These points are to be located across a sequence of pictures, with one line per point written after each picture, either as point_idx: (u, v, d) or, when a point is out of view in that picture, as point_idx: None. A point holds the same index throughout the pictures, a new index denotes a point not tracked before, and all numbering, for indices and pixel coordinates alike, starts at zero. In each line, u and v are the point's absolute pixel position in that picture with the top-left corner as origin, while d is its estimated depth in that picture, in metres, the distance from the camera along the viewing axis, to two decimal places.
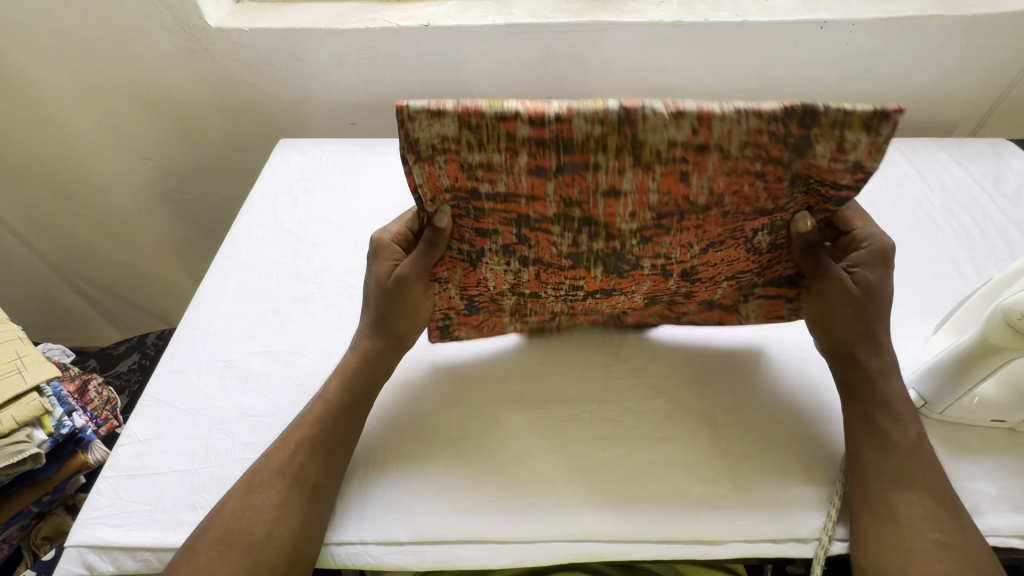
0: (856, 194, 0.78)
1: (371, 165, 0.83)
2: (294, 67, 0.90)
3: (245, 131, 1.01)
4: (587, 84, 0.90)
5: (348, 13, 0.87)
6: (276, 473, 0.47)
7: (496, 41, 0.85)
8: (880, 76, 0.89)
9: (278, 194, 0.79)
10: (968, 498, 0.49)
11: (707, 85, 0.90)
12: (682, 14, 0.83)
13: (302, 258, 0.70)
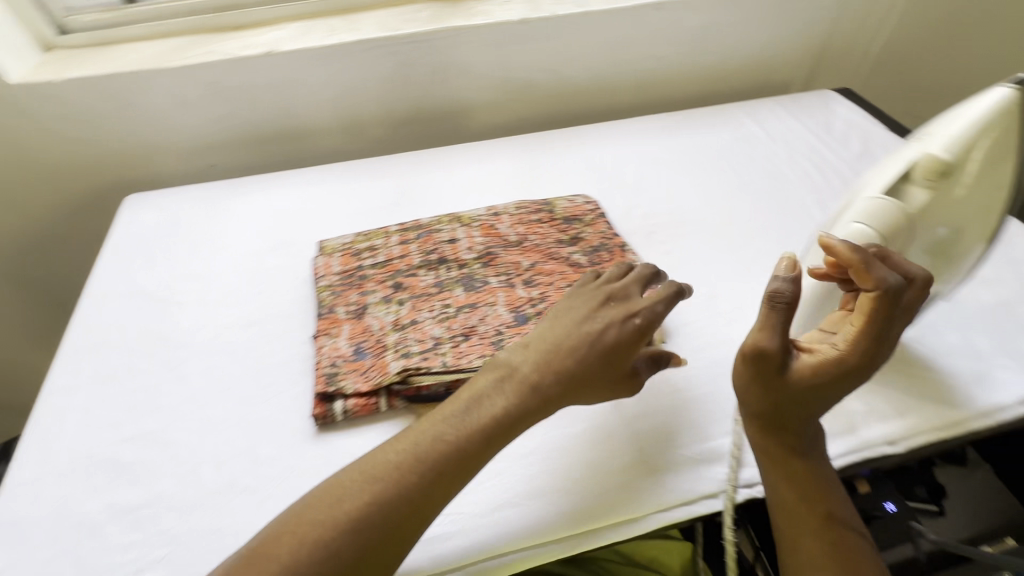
0: (717, 159, 0.84)
1: (232, 207, 0.78)
2: (124, 111, 0.84)
3: (83, 187, 0.90)
4: (450, 90, 0.92)
5: (174, 49, 0.84)
6: (400, 504, 0.41)
7: (350, 58, 0.85)
8: (720, 46, 0.99)
9: (127, 255, 0.72)
10: (843, 421, 0.54)
11: (566, 75, 0.95)
12: (527, 12, 0.87)
13: (167, 320, 0.64)
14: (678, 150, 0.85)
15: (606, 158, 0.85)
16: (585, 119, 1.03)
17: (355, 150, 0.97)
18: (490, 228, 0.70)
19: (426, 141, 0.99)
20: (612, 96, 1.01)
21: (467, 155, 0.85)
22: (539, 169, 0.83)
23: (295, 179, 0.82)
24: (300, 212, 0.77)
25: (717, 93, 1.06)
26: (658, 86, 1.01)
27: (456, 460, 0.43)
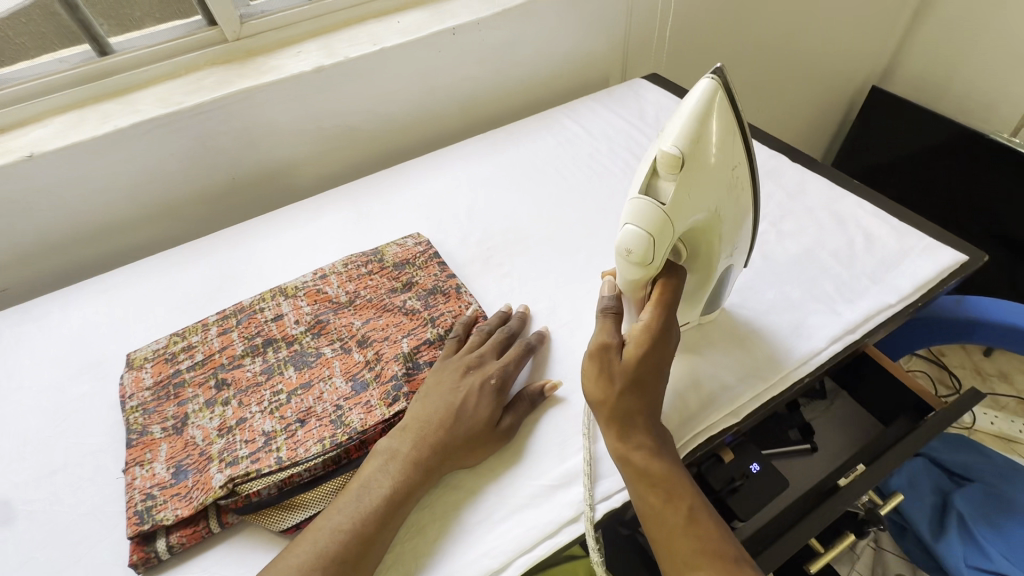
0: (581, 156, 0.97)
1: (164, 273, 0.83)
2: (21, 206, 0.83)
3: (17, 296, 0.91)
4: (331, 104, 0.96)
5: (70, 125, 0.84)
6: (665, 496, 0.51)
7: (302, 88, 0.92)
8: (524, 60, 1.09)
9: (47, 363, 0.73)
10: (791, 325, 0.70)
11: (428, 106, 1.06)
12: (473, 14, 0.99)
13: (67, 448, 0.64)
14: (550, 150, 0.99)
15: (460, 177, 0.95)
16: (436, 146, 1.13)
17: (336, 183, 1.07)
18: (356, 280, 0.76)
19: (397, 158, 1.10)
20: (442, 122, 1.10)
21: (441, 166, 0.98)
22: (463, 185, 0.94)
23: (182, 251, 0.85)
24: (140, 299, 0.79)
25: (538, 98, 1.18)
26: (480, 106, 1.12)
27: (659, 471, 0.52)
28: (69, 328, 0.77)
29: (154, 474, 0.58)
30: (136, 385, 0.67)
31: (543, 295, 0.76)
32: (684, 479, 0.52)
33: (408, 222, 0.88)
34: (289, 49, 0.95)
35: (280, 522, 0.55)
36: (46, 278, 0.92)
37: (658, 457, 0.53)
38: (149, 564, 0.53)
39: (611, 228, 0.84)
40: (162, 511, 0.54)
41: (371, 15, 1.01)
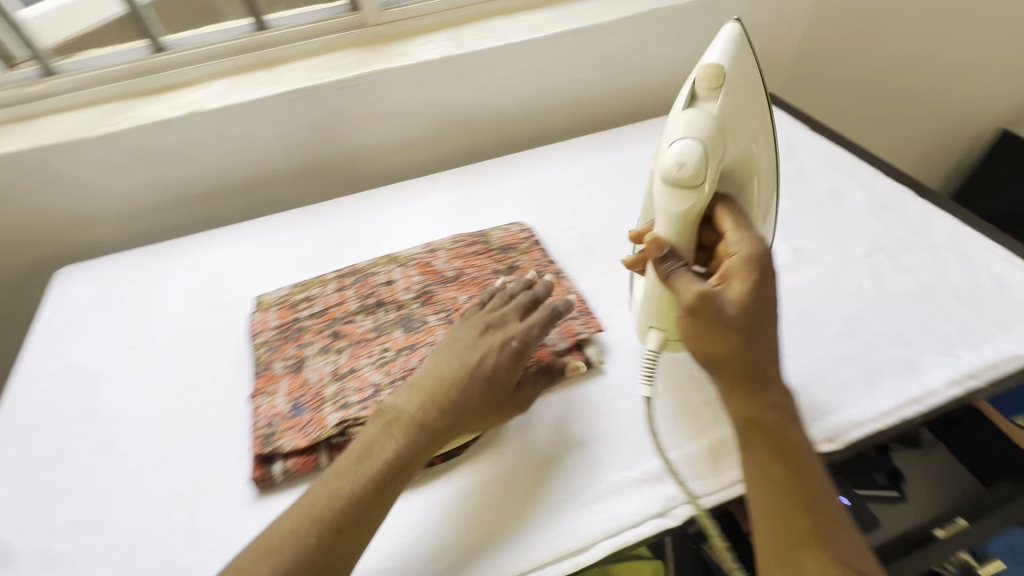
0: None
1: (288, 230, 0.90)
2: (178, 157, 0.94)
3: (159, 235, 1.03)
4: (451, 92, 1.01)
5: (227, 91, 0.93)
6: (777, 458, 0.50)
7: (428, 74, 0.97)
8: (638, 67, 1.11)
9: (186, 295, 0.82)
10: (903, 361, 0.67)
11: (539, 103, 1.09)
12: (596, 18, 1.02)
13: (200, 371, 0.72)
14: (654, 157, 1.00)
15: (564, 174, 0.98)
16: (539, 142, 1.16)
17: (441, 167, 1.12)
18: (461, 258, 0.80)
19: (500, 150, 1.14)
20: (549, 119, 1.13)
21: (546, 161, 1.01)
22: (566, 182, 0.96)
23: (305, 213, 0.93)
24: (266, 250, 0.87)
25: (645, 106, 1.19)
26: (587, 107, 1.14)
27: (776, 431, 0.50)
28: (205, 268, 0.86)
29: (275, 406, 0.64)
30: (263, 326, 0.74)
31: None
32: (798, 442, 0.51)
33: (511, 211, 0.91)
34: (420, 37, 1.01)
35: None
36: (185, 223, 1.02)
37: (779, 430, 0.51)
38: (266, 483, 0.59)
39: None
40: (281, 438, 0.60)
41: (497, 12, 1.05)
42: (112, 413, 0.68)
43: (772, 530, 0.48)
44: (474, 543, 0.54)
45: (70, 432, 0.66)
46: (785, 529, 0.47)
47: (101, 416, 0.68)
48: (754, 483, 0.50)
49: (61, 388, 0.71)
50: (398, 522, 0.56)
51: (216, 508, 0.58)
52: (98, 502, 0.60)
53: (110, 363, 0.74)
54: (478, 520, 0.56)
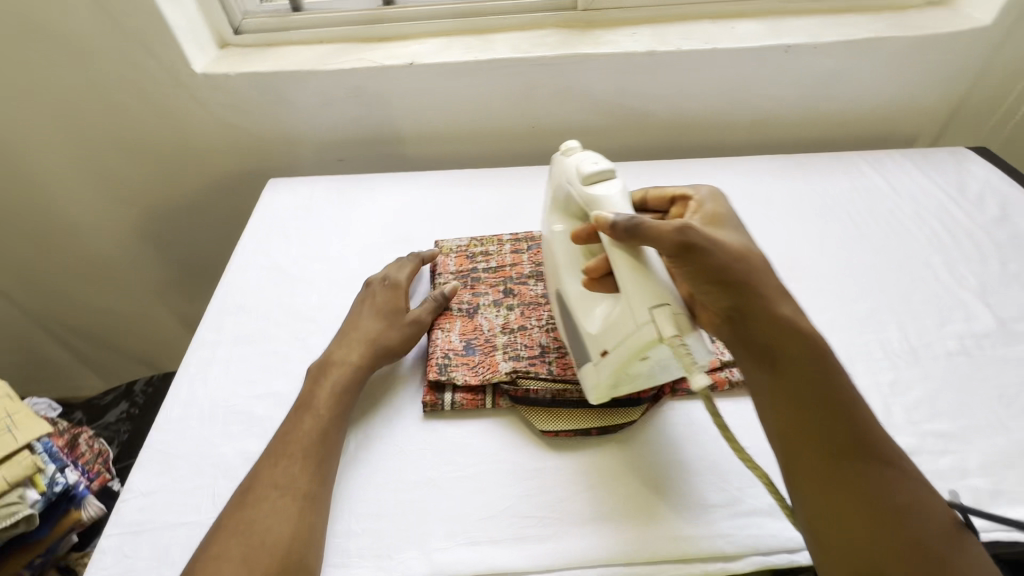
0: (873, 207, 0.92)
1: (467, 188, 0.97)
2: (384, 103, 1.02)
3: (346, 168, 1.14)
4: (642, 86, 1.02)
5: (440, 49, 1.00)
6: (790, 420, 0.51)
7: (628, 65, 0.99)
8: (838, 94, 1.06)
9: (373, 226, 0.90)
10: None
11: (723, 112, 1.07)
12: (809, 38, 0.98)
13: None
14: (839, 191, 0.95)
15: (739, 189, 0.96)
16: (708, 153, 1.15)
17: (607, 158, 1.14)
18: None
19: (668, 152, 1.14)
20: (727, 132, 1.11)
21: (721, 174, 1.00)
22: (741, 197, 0.94)
23: (483, 175, 0.99)
24: (446, 202, 0.94)
25: (831, 136, 1.13)
26: (770, 126, 1.10)
27: (790, 394, 0.51)
28: (391, 206, 0.94)
29: (450, 341, 0.69)
30: (443, 267, 0.80)
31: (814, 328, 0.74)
32: (816, 409, 0.51)
33: None
34: (624, 29, 1.03)
35: (544, 424, 0.62)
36: (370, 161, 1.12)
37: (794, 358, 0.53)
38: (434, 408, 0.64)
39: (901, 290, 0.79)
40: (455, 372, 0.66)
41: (704, 16, 1.05)
42: (306, 312, 0.77)
43: (813, 473, 0.48)
44: (625, 517, 0.57)
45: (272, 319, 0.76)
46: (826, 470, 0.48)
47: (297, 312, 0.77)
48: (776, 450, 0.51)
49: (267, 280, 0.81)
50: (552, 479, 0.59)
51: (389, 418, 0.65)
52: (291, 384, 0.68)
53: (307, 269, 0.83)
54: (632, 496, 0.58)
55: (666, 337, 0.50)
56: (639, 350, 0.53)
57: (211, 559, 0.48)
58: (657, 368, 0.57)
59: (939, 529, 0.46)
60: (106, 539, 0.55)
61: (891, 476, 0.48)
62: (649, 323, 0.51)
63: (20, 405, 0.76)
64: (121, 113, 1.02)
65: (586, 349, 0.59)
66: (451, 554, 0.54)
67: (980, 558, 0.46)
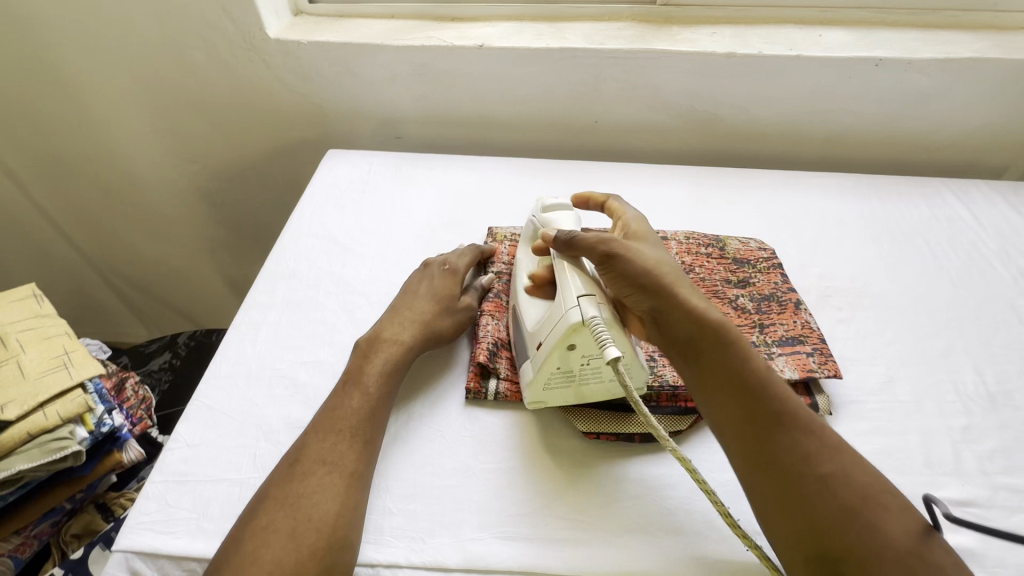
0: (952, 238, 0.86)
1: (523, 178, 0.95)
2: (448, 83, 1.01)
3: (401, 146, 1.13)
4: (715, 89, 0.98)
5: (510, 33, 0.98)
6: (729, 420, 0.52)
7: (704, 66, 0.95)
8: (925, 115, 0.99)
9: (427, 206, 0.90)
10: None
11: (797, 123, 1.02)
12: (903, 53, 0.92)
13: None
14: (915, 217, 0.90)
15: (807, 205, 0.92)
16: (775, 164, 1.10)
17: (668, 159, 1.11)
18: (692, 254, 0.78)
19: (733, 160, 1.10)
20: (799, 144, 1.06)
21: (790, 187, 0.95)
22: (809, 214, 0.90)
23: (541, 166, 0.98)
24: (502, 190, 0.93)
25: (911, 159, 1.07)
26: (846, 142, 1.05)
27: (721, 393, 0.53)
28: (447, 188, 0.93)
29: (498, 329, 0.69)
30: (495, 255, 0.79)
31: (881, 359, 0.69)
32: (752, 406, 0.51)
33: (744, 227, 0.88)
34: (703, 27, 0.99)
35: (587, 426, 0.61)
36: (427, 141, 1.12)
37: (714, 352, 0.55)
38: (477, 396, 0.64)
39: (980, 329, 0.73)
40: (500, 362, 0.65)
41: (790, 20, 1.00)
42: (356, 285, 0.77)
43: (745, 461, 0.50)
44: (665, 532, 0.54)
45: (322, 287, 0.76)
46: (750, 454, 0.50)
47: (346, 283, 0.77)
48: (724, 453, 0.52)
49: (320, 249, 0.82)
50: (592, 484, 0.58)
51: (431, 400, 0.64)
52: (336, 354, 0.68)
53: (359, 242, 0.83)
54: (675, 510, 0.56)
55: (586, 318, 0.55)
56: (563, 336, 0.56)
57: (259, 529, 0.49)
58: (590, 370, 0.59)
59: (871, 496, 0.45)
60: (150, 485, 0.56)
61: (811, 449, 0.49)
62: (576, 307, 0.56)
63: (78, 344, 0.79)
64: (193, 71, 1.04)
65: (527, 351, 0.62)
66: (484, 546, 0.53)
67: (921, 521, 0.45)
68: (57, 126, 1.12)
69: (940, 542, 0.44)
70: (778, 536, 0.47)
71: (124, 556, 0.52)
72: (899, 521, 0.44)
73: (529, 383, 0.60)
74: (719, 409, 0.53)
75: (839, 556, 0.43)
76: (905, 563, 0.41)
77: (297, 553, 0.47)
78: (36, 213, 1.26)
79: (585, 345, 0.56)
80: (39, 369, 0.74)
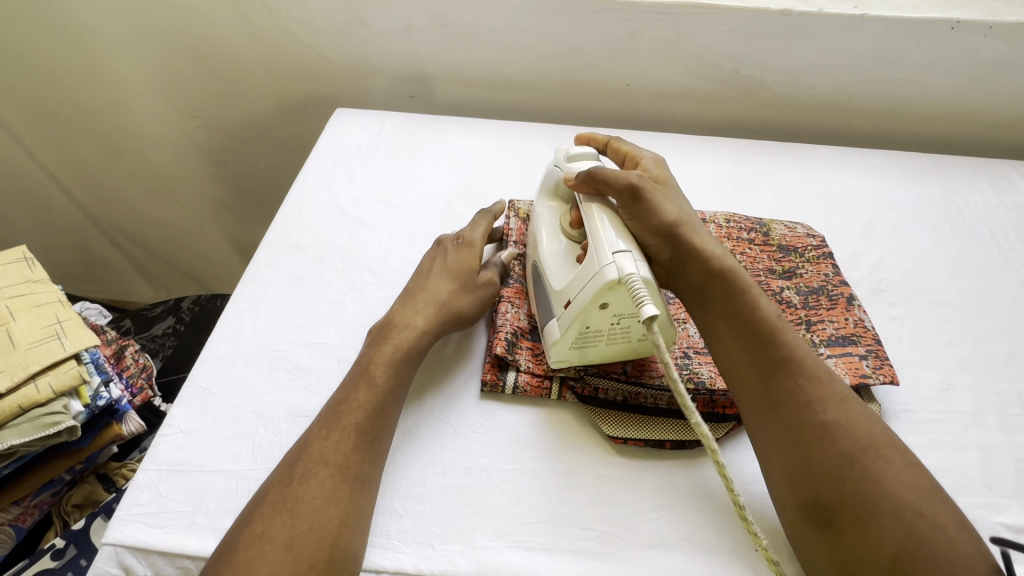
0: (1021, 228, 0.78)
1: (546, 147, 0.87)
2: (469, 37, 0.92)
3: (414, 106, 1.05)
4: (765, 52, 0.88)
5: None
6: (747, 385, 0.51)
7: (756, 26, 0.85)
8: (999, 89, 0.89)
9: (442, 174, 0.83)
10: None
11: (853, 95, 0.93)
12: (983, 15, 0.82)
13: None
14: (979, 203, 0.81)
15: (860, 186, 0.83)
16: (823, 139, 1.00)
17: (706, 131, 1.01)
18: (734, 240, 0.71)
19: (778, 133, 1.00)
20: (853, 117, 0.96)
21: (841, 165, 0.86)
22: (861, 197, 0.82)
23: (566, 134, 0.89)
24: (524, 159, 0.85)
25: (978, 138, 0.97)
26: (906, 117, 0.95)
27: (740, 356, 0.52)
28: (465, 155, 0.86)
29: (519, 318, 0.63)
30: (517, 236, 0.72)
31: (939, 364, 0.63)
32: (773, 371, 0.50)
33: (788, 210, 0.80)
34: None
35: (613, 432, 0.56)
36: (443, 102, 1.03)
37: (733, 312, 0.54)
38: (493, 389, 0.59)
39: None
40: (520, 355, 0.60)
41: None
42: (364, 260, 0.71)
43: (746, 409, 0.51)
44: (695, 549, 0.50)
45: (328, 262, 0.70)
46: (755, 402, 0.50)
47: (354, 258, 0.71)
48: (740, 412, 0.52)
49: (326, 220, 0.75)
50: (617, 490, 0.53)
51: (444, 392, 0.60)
52: (342, 336, 0.63)
53: (369, 213, 0.77)
54: (704, 523, 0.51)
55: (625, 277, 0.49)
56: (597, 294, 0.50)
57: (253, 538, 0.44)
58: (619, 329, 0.54)
59: (873, 448, 0.45)
60: (143, 473, 0.52)
61: (816, 399, 0.48)
62: (613, 264, 0.50)
63: (71, 312, 0.74)
64: (188, 13, 0.95)
65: (551, 307, 0.56)
66: (498, 556, 0.49)
67: (926, 477, 0.44)
68: (48, 74, 1.04)
69: (942, 498, 0.43)
70: (777, 485, 0.47)
71: (114, 550, 0.49)
72: (900, 475, 0.44)
73: (556, 343, 0.55)
74: (736, 373, 0.52)
75: (834, 505, 0.44)
76: (900, 515, 0.42)
77: (293, 566, 0.43)
78: (34, 167, 1.20)
79: (620, 303, 0.51)
80: (31, 338, 0.69)
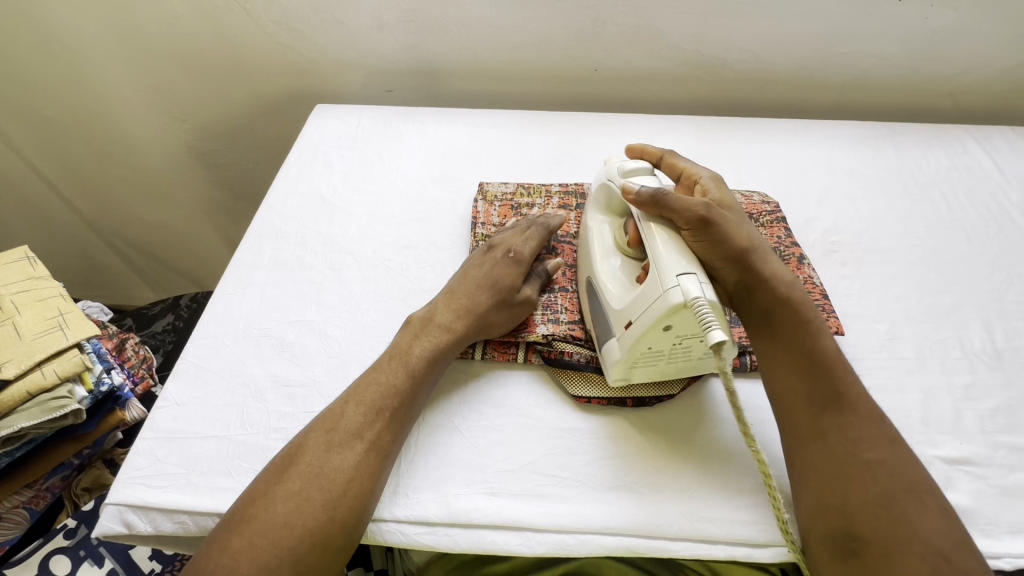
0: (971, 188, 0.82)
1: (516, 132, 0.91)
2: (441, 31, 0.96)
3: (392, 99, 1.09)
4: (723, 31, 0.91)
5: None
6: (807, 418, 0.52)
7: (711, 7, 0.89)
8: (952, 58, 0.92)
9: (418, 162, 0.87)
10: None
11: (811, 70, 0.96)
12: None
13: (419, 235, 0.77)
14: (931, 167, 0.85)
15: (817, 156, 0.87)
16: (786, 114, 1.04)
17: (673, 111, 1.05)
18: None
19: (742, 111, 1.04)
20: (813, 92, 1.00)
21: (799, 137, 0.90)
22: (819, 166, 0.85)
23: (535, 120, 0.93)
24: (495, 145, 0.90)
25: (936, 107, 1.00)
26: (864, 89, 0.98)
27: (799, 386, 0.54)
28: (439, 142, 0.90)
29: None
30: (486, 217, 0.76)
31: (885, 316, 0.67)
32: (833, 404, 0.52)
33: (748, 181, 0.84)
34: None
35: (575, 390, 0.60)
36: (420, 94, 1.07)
37: (794, 342, 0.56)
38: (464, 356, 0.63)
39: (993, 285, 0.70)
40: None
41: None
42: (343, 244, 0.75)
43: (791, 431, 0.53)
44: (651, 490, 0.54)
45: (310, 246, 0.75)
46: (806, 428, 0.52)
47: (334, 242, 0.76)
48: (784, 434, 0.54)
49: (308, 208, 0.80)
50: (580, 441, 0.57)
51: None
52: (323, 313, 0.67)
53: (348, 200, 0.81)
54: (659, 468, 0.56)
55: (691, 299, 0.48)
56: (661, 317, 0.50)
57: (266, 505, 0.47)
58: (680, 348, 0.54)
59: (913, 492, 0.47)
60: (142, 441, 0.57)
61: (866, 437, 0.50)
62: (676, 287, 0.49)
63: (72, 304, 0.79)
64: (172, 20, 0.99)
65: (611, 326, 0.57)
66: (467, 502, 0.53)
67: (958, 528, 0.46)
68: (44, 85, 1.09)
69: (971, 549, 0.45)
70: (806, 506, 0.49)
71: (118, 508, 0.53)
72: (932, 521, 0.45)
73: (615, 362, 0.55)
74: (792, 402, 0.54)
75: (864, 537, 0.45)
76: (927, 557, 0.43)
77: (298, 543, 0.46)
78: (34, 175, 1.25)
79: (684, 325, 0.50)
80: (35, 329, 0.74)
